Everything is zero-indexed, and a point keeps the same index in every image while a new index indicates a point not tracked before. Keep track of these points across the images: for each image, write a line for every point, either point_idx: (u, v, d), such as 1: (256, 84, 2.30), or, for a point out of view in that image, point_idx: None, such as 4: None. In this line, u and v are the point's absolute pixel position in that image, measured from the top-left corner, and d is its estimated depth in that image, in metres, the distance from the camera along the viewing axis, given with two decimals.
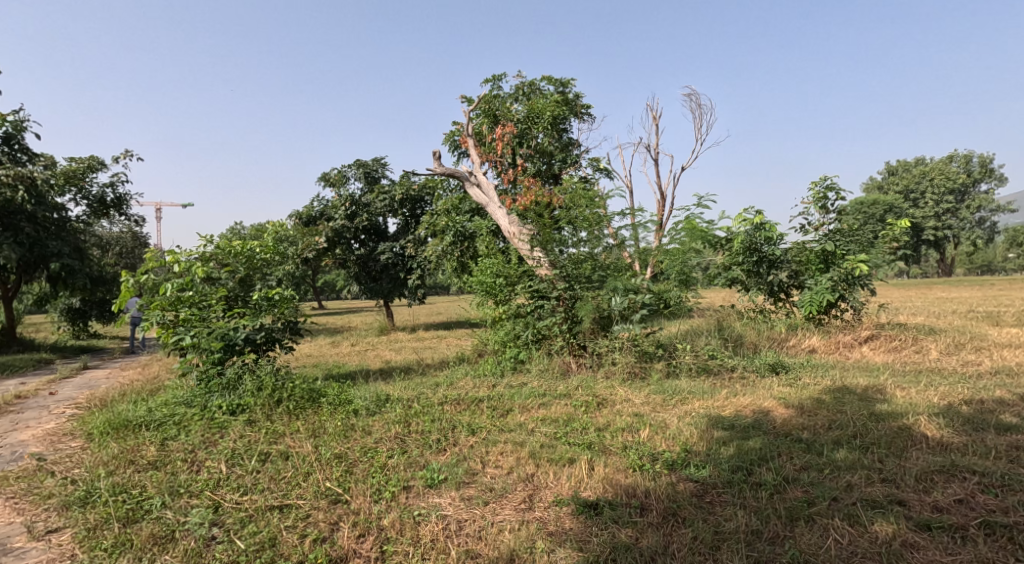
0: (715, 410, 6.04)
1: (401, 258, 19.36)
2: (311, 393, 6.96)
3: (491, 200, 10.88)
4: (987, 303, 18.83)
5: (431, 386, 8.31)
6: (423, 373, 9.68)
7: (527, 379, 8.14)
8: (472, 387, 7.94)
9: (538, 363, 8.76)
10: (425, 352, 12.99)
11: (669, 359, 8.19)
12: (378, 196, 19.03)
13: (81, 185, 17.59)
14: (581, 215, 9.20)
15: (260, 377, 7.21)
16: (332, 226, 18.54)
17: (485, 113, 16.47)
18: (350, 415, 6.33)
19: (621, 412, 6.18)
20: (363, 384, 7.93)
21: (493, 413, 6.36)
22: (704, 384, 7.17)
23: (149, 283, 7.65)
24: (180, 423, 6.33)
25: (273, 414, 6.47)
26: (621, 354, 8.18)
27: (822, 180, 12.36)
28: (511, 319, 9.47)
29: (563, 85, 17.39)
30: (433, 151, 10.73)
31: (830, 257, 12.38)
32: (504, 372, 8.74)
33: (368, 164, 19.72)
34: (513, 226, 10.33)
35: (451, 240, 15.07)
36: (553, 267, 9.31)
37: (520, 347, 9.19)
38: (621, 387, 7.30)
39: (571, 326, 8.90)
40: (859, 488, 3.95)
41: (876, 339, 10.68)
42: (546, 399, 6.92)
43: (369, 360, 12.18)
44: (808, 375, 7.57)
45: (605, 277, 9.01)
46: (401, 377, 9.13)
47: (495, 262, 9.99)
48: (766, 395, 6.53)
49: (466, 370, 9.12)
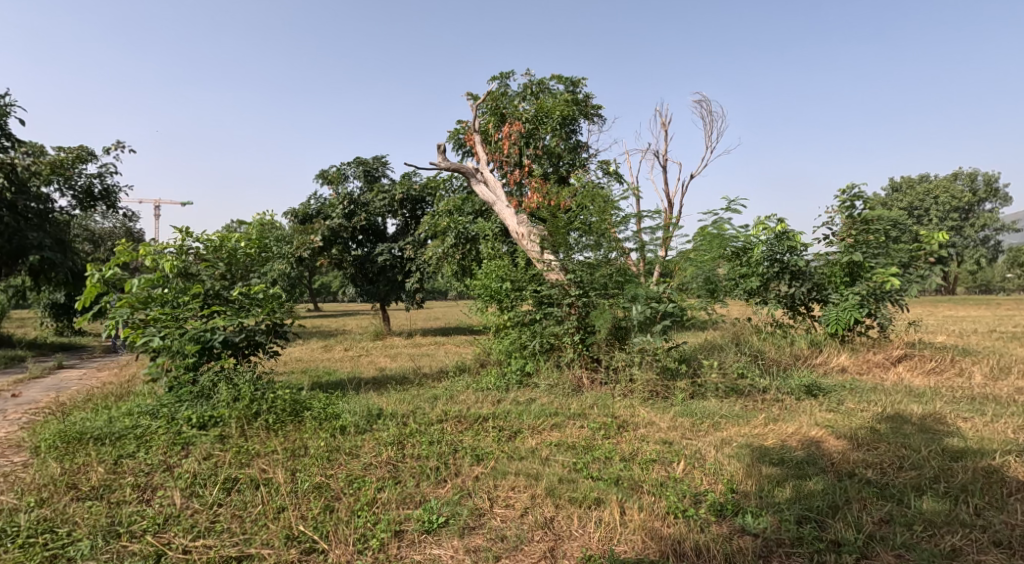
0: (755, 439, 5.28)
1: (400, 260, 18.61)
2: (294, 406, 6.16)
3: (499, 199, 10.10)
4: (1004, 324, 18.15)
5: (427, 399, 7.51)
6: (421, 383, 8.90)
7: (534, 395, 7.36)
8: (473, 402, 7.15)
9: (547, 376, 8.02)
10: (422, 360, 12.20)
11: (694, 375, 7.42)
12: (377, 195, 18.29)
13: (69, 176, 16.53)
14: (595, 217, 8.41)
15: (237, 386, 6.39)
16: (328, 225, 17.78)
17: (491, 111, 15.66)
18: (336, 434, 5.55)
19: (646, 439, 5.41)
20: (353, 395, 7.14)
21: (499, 435, 5.58)
22: (735, 406, 6.41)
23: (117, 278, 6.88)
24: (141, 437, 5.52)
25: (249, 430, 5.68)
26: (639, 370, 7.37)
27: (849, 188, 11.61)
28: (516, 327, 8.72)
29: (574, 85, 16.66)
30: (438, 145, 9.94)
31: (856, 270, 11.58)
32: (509, 387, 7.97)
33: (368, 163, 19.01)
34: (522, 226, 9.57)
35: (452, 242, 14.33)
36: (565, 272, 8.60)
37: (527, 358, 8.46)
38: (642, 408, 6.53)
39: (583, 336, 8.11)
40: (969, 556, 3.29)
41: (910, 359, 9.93)
42: (557, 418, 6.13)
43: (361, 367, 11.38)
44: (851, 399, 6.82)
45: (621, 284, 8.17)
46: (396, 387, 8.35)
47: (500, 266, 9.24)
48: (810, 423, 5.76)
49: (467, 383, 8.33)
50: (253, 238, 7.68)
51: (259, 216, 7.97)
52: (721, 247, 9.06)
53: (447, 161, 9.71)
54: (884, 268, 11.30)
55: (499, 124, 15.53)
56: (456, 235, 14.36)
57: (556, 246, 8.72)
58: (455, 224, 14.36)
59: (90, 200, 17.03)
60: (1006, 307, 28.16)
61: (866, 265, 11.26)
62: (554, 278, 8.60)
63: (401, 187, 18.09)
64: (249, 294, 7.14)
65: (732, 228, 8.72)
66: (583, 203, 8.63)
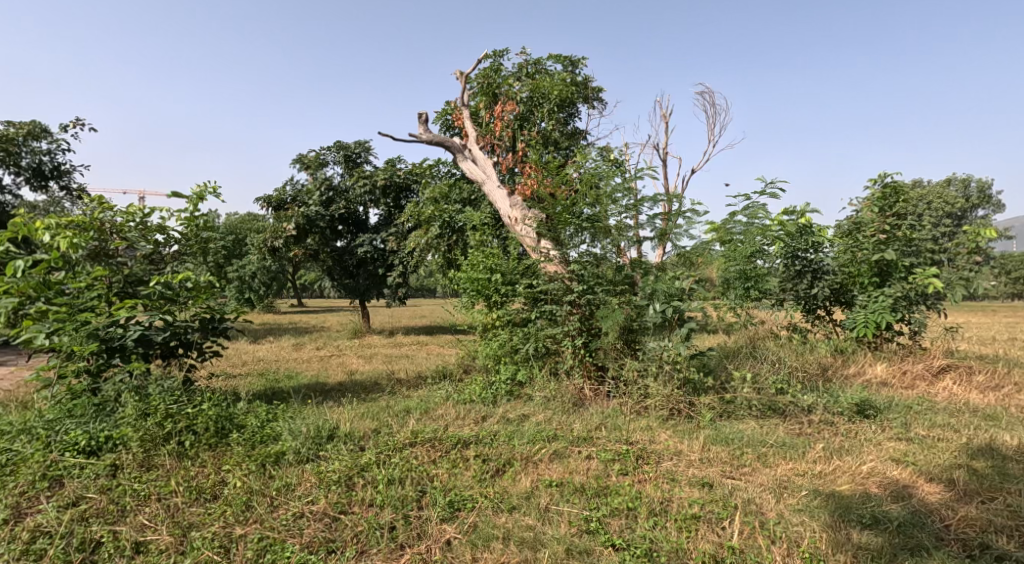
0: (819, 481, 4.05)
1: (382, 253, 17.27)
2: (221, 423, 4.75)
3: (489, 178, 8.75)
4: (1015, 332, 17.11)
5: (397, 415, 6.18)
6: (392, 392, 7.56)
7: (528, 410, 6.05)
8: (451, 420, 5.80)
9: (543, 387, 6.71)
10: (399, 363, 10.85)
11: (723, 386, 6.15)
12: (358, 181, 16.82)
13: (15, 152, 14.60)
14: (601, 200, 7.15)
15: (146, 398, 4.90)
16: (303, 212, 16.35)
17: (482, 90, 14.20)
18: (266, 467, 4.20)
19: (676, 479, 4.10)
20: (302, 407, 5.79)
21: (483, 472, 4.29)
22: (778, 431, 5.16)
23: (9, 258, 5.37)
24: (3, 469, 4.09)
25: (155, 459, 4.30)
26: (656, 383, 6.03)
27: (879, 176, 10.31)
28: (507, 327, 7.51)
29: (574, 65, 15.25)
30: (419, 112, 8.53)
31: (888, 269, 10.19)
32: (496, 399, 6.66)
33: (349, 146, 17.65)
34: (515, 210, 8.26)
35: (437, 232, 13.00)
36: (565, 264, 7.29)
37: (519, 365, 7.22)
38: (662, 432, 5.24)
39: (587, 340, 6.76)
40: None
41: (954, 372, 8.72)
42: (556, 443, 4.81)
43: (328, 369, 10.01)
44: (917, 424, 5.55)
45: (632, 278, 6.89)
46: (362, 398, 7.00)
47: (489, 255, 7.90)
48: (885, 457, 4.50)
49: (447, 393, 7.00)
50: (188, 213, 6.23)
51: (199, 187, 6.25)
52: (751, 239, 7.68)
53: (430, 131, 8.33)
54: (923, 268, 9.92)
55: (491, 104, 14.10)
56: (441, 225, 12.99)
57: (558, 232, 7.39)
58: (440, 212, 12.95)
59: (39, 179, 15.40)
60: (995, 313, 27.26)
61: (900, 263, 9.87)
62: (552, 269, 7.36)
63: (383, 173, 16.65)
64: (171, 282, 5.75)
65: (767, 216, 7.42)
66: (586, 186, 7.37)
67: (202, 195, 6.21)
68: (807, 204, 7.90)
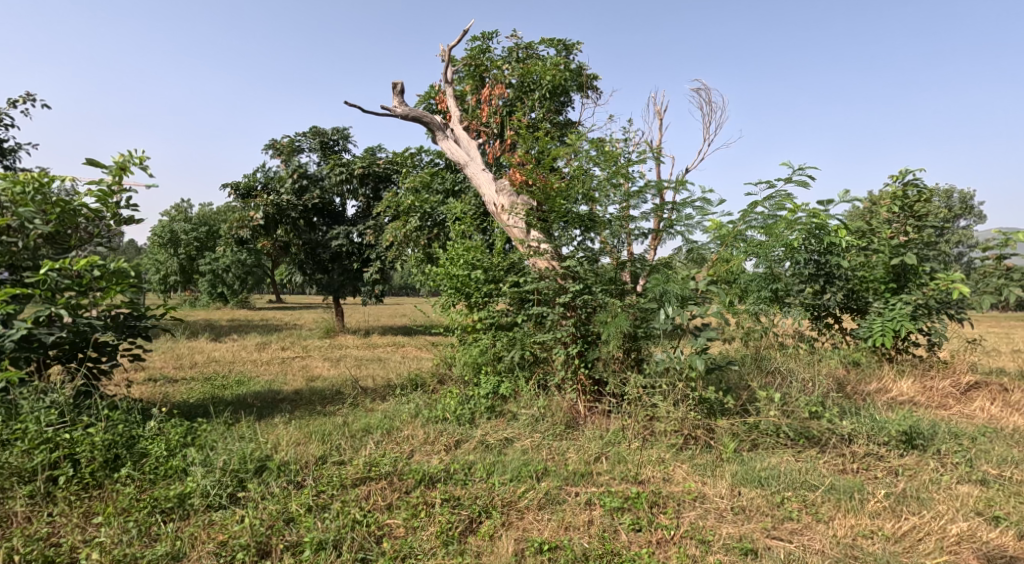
0: (894, 552, 3.12)
1: (359, 247, 16.09)
2: (114, 448, 3.75)
3: (472, 160, 7.70)
4: (1013, 342, 16.48)
5: (353, 436, 5.14)
6: (355, 404, 6.52)
7: (511, 432, 5.05)
8: (418, 446, 4.78)
9: (531, 403, 5.72)
10: (368, 367, 9.78)
11: (745, 407, 5.16)
12: (333, 169, 15.65)
13: None
14: (599, 186, 6.23)
15: (20, 413, 3.85)
16: (273, 201, 15.20)
17: (469, 74, 13.10)
18: (153, 529, 3.22)
19: (704, 548, 3.19)
20: (236, 428, 4.73)
21: (454, 533, 3.30)
22: (821, 470, 4.22)
23: None
24: None
25: (6, 507, 3.31)
26: (666, 402, 5.01)
27: (901, 172, 9.44)
28: (489, 331, 6.51)
29: (567, 50, 14.15)
30: (393, 82, 7.48)
31: (905, 273, 9.32)
32: (475, 417, 5.64)
33: (326, 133, 16.50)
34: (502, 196, 7.20)
35: (416, 225, 11.93)
36: (559, 260, 6.32)
37: (502, 375, 6.25)
38: (678, 467, 4.28)
39: (583, 348, 5.78)
40: None
41: (985, 391, 7.86)
42: (547, 484, 3.82)
43: (287, 373, 8.93)
44: (979, 459, 4.61)
45: (637, 277, 5.87)
46: (317, 414, 5.95)
47: (471, 248, 6.87)
48: (966, 508, 3.56)
49: (417, 407, 5.99)
50: (106, 188, 4.92)
51: (119, 159, 5.13)
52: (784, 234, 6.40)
53: (406, 105, 7.29)
54: (946, 274, 9.00)
55: (478, 89, 13.04)
56: (421, 217, 11.94)
57: (550, 223, 6.42)
58: (420, 203, 11.82)
59: None
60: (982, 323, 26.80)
61: (923, 267, 8.87)
62: (542, 264, 6.41)
63: (361, 161, 15.46)
64: (72, 269, 4.61)
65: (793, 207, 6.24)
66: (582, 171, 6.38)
67: (125, 166, 5.07)
68: (843, 192, 6.88)
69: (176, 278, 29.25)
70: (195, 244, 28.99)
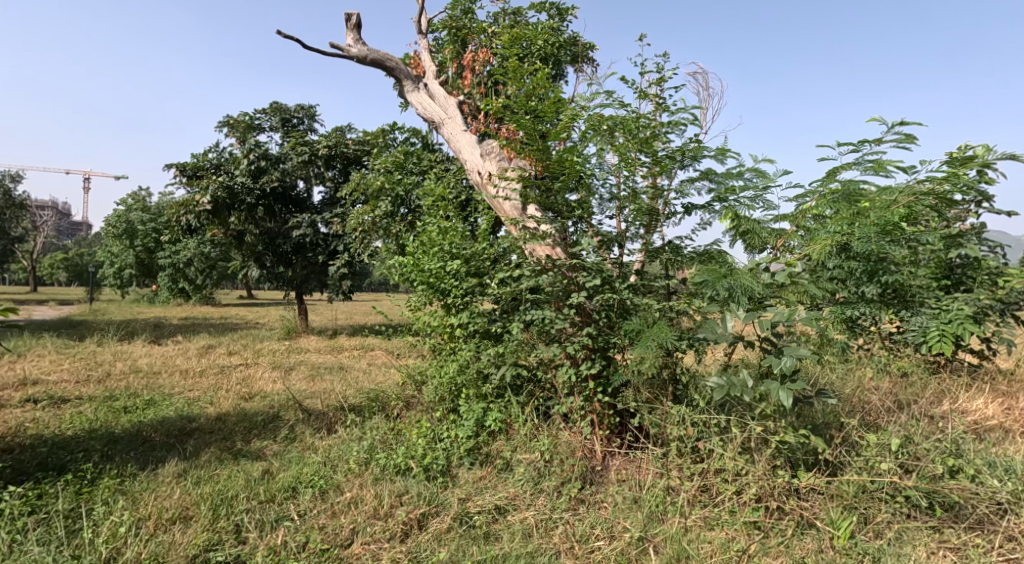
0: None
1: (323, 238, 14.27)
2: None
3: (450, 118, 6.03)
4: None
5: (269, 502, 3.52)
6: (291, 439, 4.85)
7: (503, 497, 3.47)
8: (362, 525, 3.19)
9: (530, 444, 4.09)
10: (326, 378, 8.04)
11: (848, 447, 3.48)
12: (294, 148, 13.79)
13: None
14: (617, 154, 4.66)
15: None
16: (224, 183, 13.37)
17: (449, 37, 11.25)
18: None
19: None
20: (85, 510, 3.20)
21: None
22: None
23: None
24: None
25: None
26: (731, 452, 3.39)
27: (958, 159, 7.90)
28: (472, 341, 4.85)
29: (561, 15, 12.40)
30: (346, 15, 5.84)
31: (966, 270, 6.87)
32: (450, 465, 4.02)
33: (287, 108, 14.65)
34: (487, 161, 5.56)
35: (385, 210, 10.18)
36: (566, 246, 4.78)
37: (491, 403, 4.60)
38: None
39: (603, 369, 4.15)
40: None
41: None
42: None
43: (219, 389, 7.17)
44: None
45: (674, 268, 4.34)
46: (231, 457, 4.29)
47: (448, 230, 5.20)
48: None
49: (373, 445, 4.35)
50: None
51: None
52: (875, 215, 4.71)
53: (362, 44, 5.66)
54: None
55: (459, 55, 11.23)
56: (392, 202, 10.20)
57: (553, 198, 4.84)
58: (392, 185, 10.07)
59: None
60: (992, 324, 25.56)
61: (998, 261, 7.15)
62: (542, 251, 4.89)
63: (326, 139, 13.61)
64: None
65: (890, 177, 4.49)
66: (597, 130, 4.76)
67: None
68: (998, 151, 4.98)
69: (132, 272, 27.23)
70: (153, 236, 26.46)
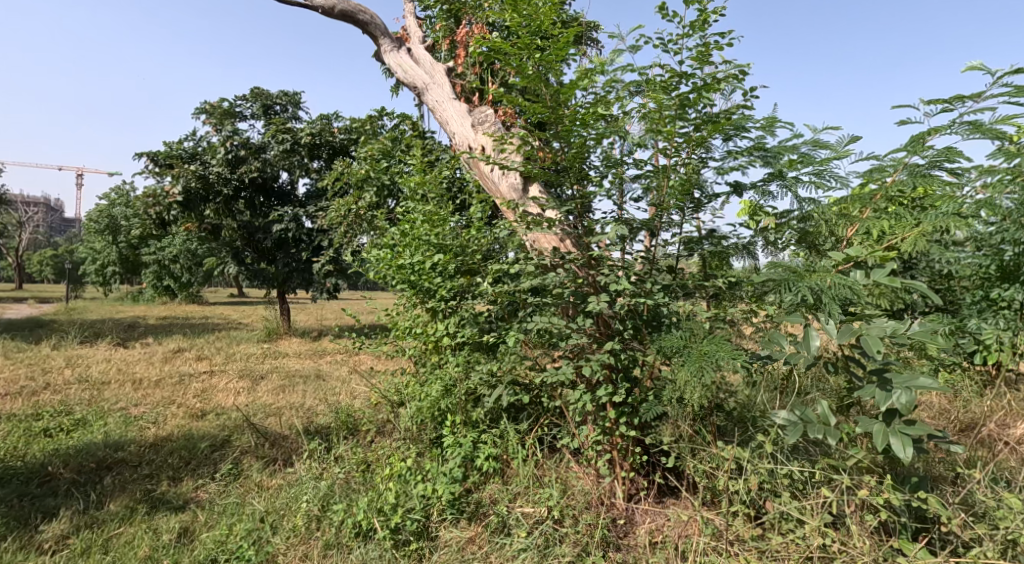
0: None
1: (307, 233, 13.26)
2: None
3: (436, 84, 5.07)
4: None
5: None
6: (233, 477, 3.87)
7: None
8: None
9: (533, 493, 3.12)
10: (299, 391, 7.03)
11: (971, 514, 2.54)
12: (275, 136, 12.78)
13: None
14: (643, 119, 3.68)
15: None
16: (199, 173, 12.36)
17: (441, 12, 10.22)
18: None
19: None
20: None
21: None
22: None
23: None
24: None
25: None
26: (814, 522, 2.45)
27: None
28: (459, 355, 3.87)
29: None
30: None
31: None
32: (427, 522, 3.05)
33: (269, 94, 13.62)
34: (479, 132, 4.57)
35: (370, 201, 9.18)
36: (577, 233, 3.80)
37: (482, 434, 3.62)
38: None
39: (628, 395, 3.19)
40: None
41: None
42: None
43: (170, 404, 6.15)
44: None
45: (717, 263, 3.34)
46: (147, 507, 3.32)
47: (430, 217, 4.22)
48: None
49: (331, 489, 3.38)
50: None
51: None
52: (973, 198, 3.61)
53: None
54: None
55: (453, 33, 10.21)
56: (378, 192, 9.19)
57: (562, 175, 3.88)
58: (377, 173, 9.06)
59: None
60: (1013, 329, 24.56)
61: None
62: (547, 242, 3.93)
63: (309, 126, 12.59)
64: None
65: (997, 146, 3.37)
66: (619, 88, 3.75)
67: None
68: None
69: (115, 268, 26.10)
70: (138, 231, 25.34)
